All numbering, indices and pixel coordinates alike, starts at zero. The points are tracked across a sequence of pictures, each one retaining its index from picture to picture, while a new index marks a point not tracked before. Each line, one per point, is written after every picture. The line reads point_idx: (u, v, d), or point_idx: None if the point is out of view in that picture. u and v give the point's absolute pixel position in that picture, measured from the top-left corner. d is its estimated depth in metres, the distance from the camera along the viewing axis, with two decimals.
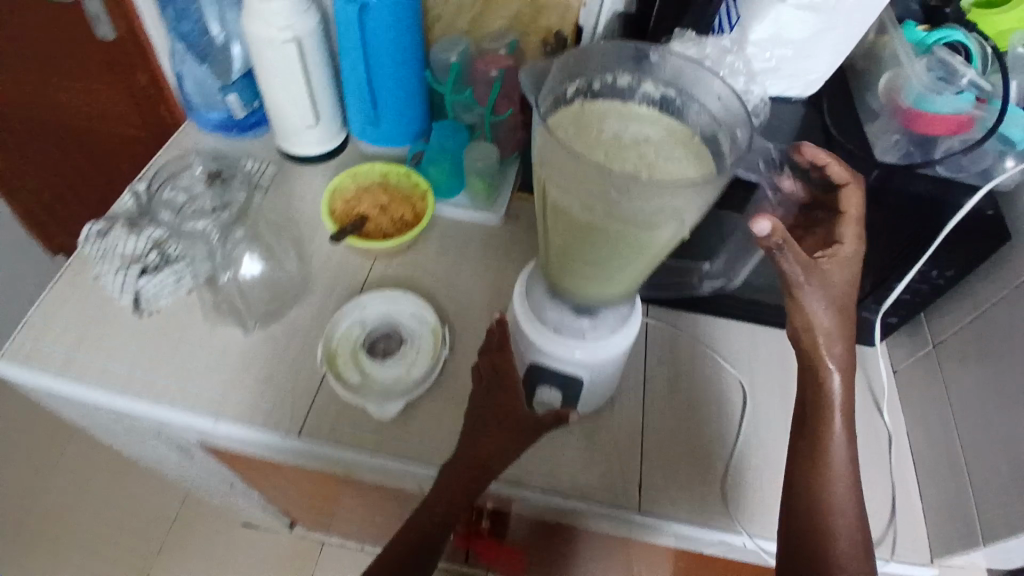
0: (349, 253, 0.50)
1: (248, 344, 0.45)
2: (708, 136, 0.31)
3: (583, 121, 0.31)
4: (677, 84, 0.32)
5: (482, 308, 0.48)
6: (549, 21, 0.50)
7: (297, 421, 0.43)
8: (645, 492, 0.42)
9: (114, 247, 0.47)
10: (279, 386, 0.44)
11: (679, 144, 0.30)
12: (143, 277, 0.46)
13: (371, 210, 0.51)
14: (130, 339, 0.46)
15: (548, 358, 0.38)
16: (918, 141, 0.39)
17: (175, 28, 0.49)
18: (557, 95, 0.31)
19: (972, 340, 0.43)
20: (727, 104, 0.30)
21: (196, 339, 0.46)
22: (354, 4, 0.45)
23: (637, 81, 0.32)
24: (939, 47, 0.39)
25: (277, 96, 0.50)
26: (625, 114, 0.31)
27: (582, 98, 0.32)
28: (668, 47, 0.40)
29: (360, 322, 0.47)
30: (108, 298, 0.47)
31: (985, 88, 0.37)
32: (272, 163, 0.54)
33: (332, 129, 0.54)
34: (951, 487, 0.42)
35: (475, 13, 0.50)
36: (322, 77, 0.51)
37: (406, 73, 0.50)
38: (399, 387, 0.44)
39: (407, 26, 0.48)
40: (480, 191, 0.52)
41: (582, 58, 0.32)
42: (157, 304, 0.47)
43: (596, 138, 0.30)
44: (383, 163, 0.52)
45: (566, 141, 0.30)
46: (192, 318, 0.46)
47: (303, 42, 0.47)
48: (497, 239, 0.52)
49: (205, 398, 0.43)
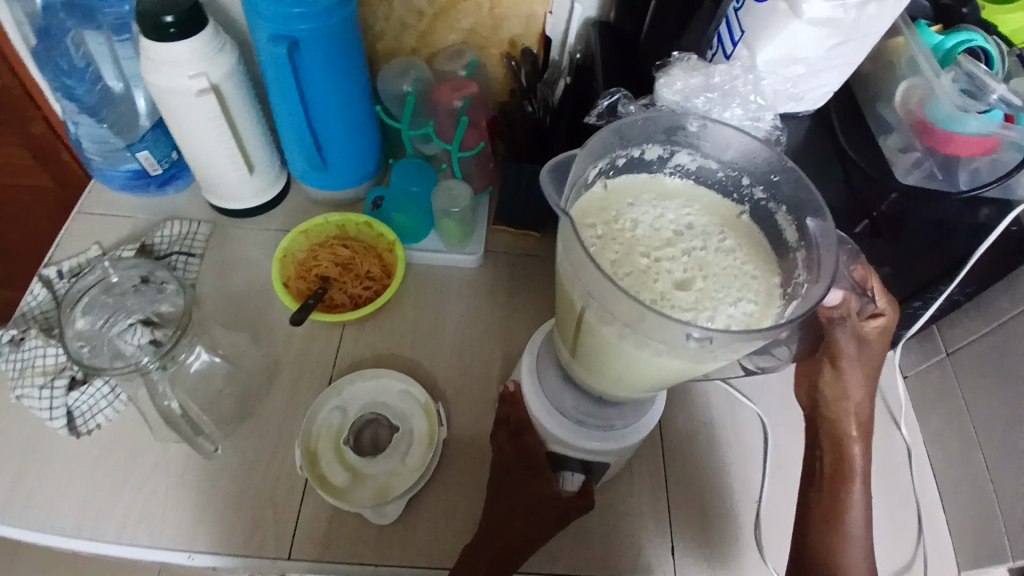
0: (315, 323, 0.44)
1: (214, 455, 0.39)
2: (758, 212, 0.28)
3: (606, 210, 0.27)
4: (715, 153, 0.29)
5: (474, 371, 0.43)
6: (511, 32, 0.45)
7: (283, 537, 0.37)
8: (677, 557, 0.39)
9: (31, 360, 0.41)
10: (258, 497, 0.38)
11: (722, 236, 0.27)
12: (73, 393, 0.40)
13: (331, 269, 0.44)
14: (73, 464, 0.39)
15: (570, 449, 0.34)
16: (942, 162, 0.35)
17: (61, 83, 0.43)
18: (585, 185, 0.27)
19: (987, 355, 0.40)
20: (779, 179, 0.27)
21: (152, 454, 0.40)
22: (279, 43, 0.37)
23: (668, 152, 0.29)
24: (964, 56, 0.35)
25: (197, 150, 0.42)
26: (659, 191, 0.28)
27: (604, 180, 0.28)
28: (667, 73, 0.35)
29: (340, 409, 0.41)
30: (38, 420, 0.41)
31: (1016, 103, 0.33)
32: (205, 223, 0.48)
33: (268, 178, 0.47)
34: (981, 507, 0.40)
35: (425, 28, 0.45)
36: (249, 121, 0.43)
37: (350, 109, 0.43)
38: (396, 482, 0.38)
39: (345, 58, 0.40)
40: (454, 233, 0.46)
41: (609, 138, 0.27)
42: (96, 423, 0.41)
43: (628, 234, 0.26)
44: (338, 214, 0.45)
45: (601, 239, 0.25)
46: (143, 430, 0.40)
47: (219, 88, 0.39)
48: (477, 283, 0.47)
49: (172, 526, 0.37)
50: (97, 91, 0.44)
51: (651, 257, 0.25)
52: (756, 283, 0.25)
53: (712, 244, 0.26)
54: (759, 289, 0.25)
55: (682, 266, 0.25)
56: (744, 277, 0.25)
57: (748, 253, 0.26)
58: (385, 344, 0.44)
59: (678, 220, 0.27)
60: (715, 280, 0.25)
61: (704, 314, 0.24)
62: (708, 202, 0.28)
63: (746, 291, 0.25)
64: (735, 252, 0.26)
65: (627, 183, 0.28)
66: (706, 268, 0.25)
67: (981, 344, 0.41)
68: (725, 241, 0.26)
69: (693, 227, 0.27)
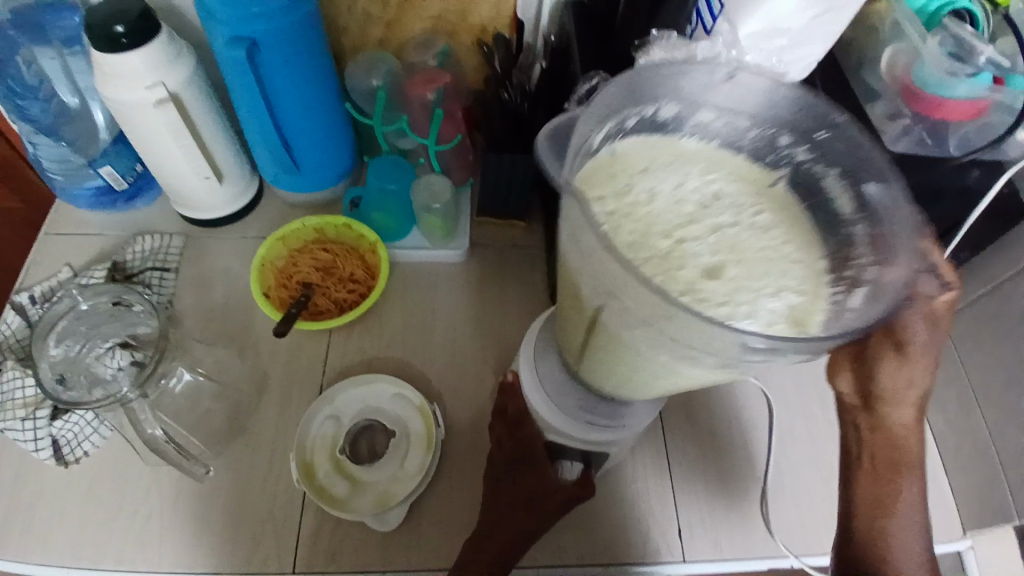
0: (301, 332, 0.43)
1: (208, 476, 0.38)
2: (795, 178, 0.27)
3: (615, 175, 0.25)
4: (742, 107, 0.27)
5: (468, 372, 0.42)
6: (481, 18, 0.44)
7: (287, 556, 0.37)
8: (686, 542, 0.39)
9: (12, 391, 0.40)
10: (257, 516, 0.38)
11: (752, 210, 0.25)
12: (57, 423, 0.39)
13: (313, 275, 0.43)
14: (62, 497, 0.38)
15: (572, 441, 0.33)
16: (932, 127, 0.35)
17: (11, 102, 0.41)
18: (586, 146, 0.25)
19: (985, 319, 0.40)
20: (831, 135, 0.26)
21: (144, 479, 0.39)
22: (236, 43, 0.35)
23: (686, 110, 0.27)
24: (949, 19, 0.34)
25: (161, 162, 0.40)
26: (674, 154, 0.26)
27: (610, 144, 0.26)
28: (647, 53, 0.33)
29: (333, 418, 0.40)
30: (23, 452, 0.40)
31: (1004, 64, 0.32)
32: (178, 236, 0.46)
33: (240, 184, 0.46)
34: (985, 473, 0.40)
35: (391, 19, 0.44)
36: (212, 126, 0.41)
37: (318, 108, 0.41)
38: (396, 488, 0.38)
39: (309, 54, 0.38)
40: (436, 228, 0.45)
41: (620, 95, 0.25)
42: (83, 450, 0.39)
43: (645, 209, 0.24)
44: (315, 217, 0.44)
45: (618, 222, 0.23)
46: (133, 455, 0.39)
47: (178, 96, 0.38)
48: (464, 279, 0.46)
49: (172, 552, 0.37)
50: (53, 108, 0.42)
51: (677, 231, 0.23)
52: (797, 261, 0.24)
53: (744, 218, 0.25)
54: (801, 268, 0.24)
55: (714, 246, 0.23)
56: (784, 257, 0.24)
57: (783, 230, 0.25)
58: (374, 348, 0.43)
59: (704, 190, 0.25)
60: (752, 260, 0.23)
61: (746, 306, 0.21)
62: (727, 167, 0.27)
63: (788, 273, 0.23)
64: (769, 229, 0.25)
65: (635, 145, 0.26)
66: (738, 250, 0.23)
67: (978, 309, 0.40)
68: (758, 214, 0.25)
69: (720, 199, 0.25)
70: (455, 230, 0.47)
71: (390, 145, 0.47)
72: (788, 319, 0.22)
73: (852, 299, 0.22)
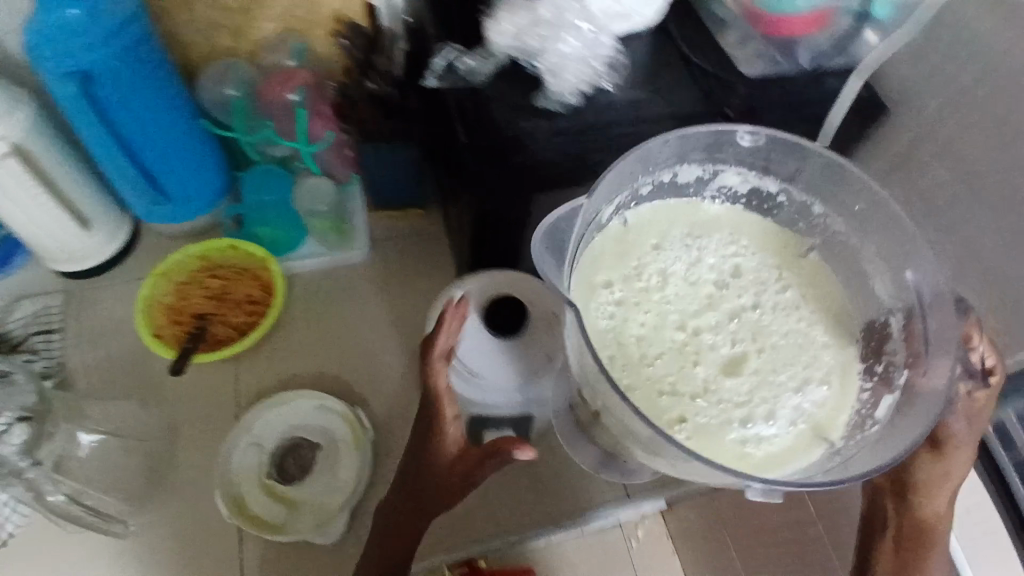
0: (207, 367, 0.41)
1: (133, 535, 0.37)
2: (794, 229, 0.28)
3: (627, 253, 0.26)
4: (765, 169, 0.28)
5: (387, 371, 0.41)
6: (329, 9, 0.42)
7: None
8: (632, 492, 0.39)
9: None
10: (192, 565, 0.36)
11: (774, 283, 0.26)
12: None
13: (206, 304, 0.41)
14: None
15: (477, 408, 0.34)
16: (782, 46, 0.35)
17: None
18: (596, 222, 0.26)
19: None
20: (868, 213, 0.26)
21: (64, 554, 0.36)
22: (69, 81, 0.33)
23: (709, 172, 0.28)
24: None
25: (17, 221, 0.38)
26: (695, 223, 0.27)
27: (622, 215, 0.26)
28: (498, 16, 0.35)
29: (255, 445, 0.38)
30: None
31: None
32: (57, 293, 0.43)
33: (112, 226, 0.43)
34: None
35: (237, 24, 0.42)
36: (66, 173, 0.39)
37: (177, 132, 0.39)
38: (334, 500, 0.37)
39: (154, 79, 0.36)
40: (326, 231, 0.44)
41: (643, 155, 0.26)
42: None
43: (655, 295, 0.25)
44: (196, 244, 0.42)
45: (632, 312, 0.24)
46: (49, 531, 0.37)
47: (19, 147, 0.36)
48: (367, 279, 0.45)
49: None
50: None
51: (691, 323, 0.24)
52: (822, 360, 0.24)
53: (771, 305, 0.25)
54: (834, 372, 0.24)
55: (728, 338, 0.24)
56: (802, 343, 0.25)
57: (796, 304, 0.25)
58: (287, 365, 0.41)
59: (721, 267, 0.26)
60: (779, 369, 0.24)
61: (760, 410, 0.23)
62: (748, 231, 0.27)
63: (813, 370, 0.24)
64: (794, 322, 0.25)
65: (652, 212, 0.27)
66: (759, 338, 0.24)
67: None
68: (778, 290, 0.26)
69: (738, 278, 0.26)
70: (349, 229, 0.45)
71: (264, 154, 0.45)
72: (812, 428, 0.23)
73: (875, 410, 0.24)
